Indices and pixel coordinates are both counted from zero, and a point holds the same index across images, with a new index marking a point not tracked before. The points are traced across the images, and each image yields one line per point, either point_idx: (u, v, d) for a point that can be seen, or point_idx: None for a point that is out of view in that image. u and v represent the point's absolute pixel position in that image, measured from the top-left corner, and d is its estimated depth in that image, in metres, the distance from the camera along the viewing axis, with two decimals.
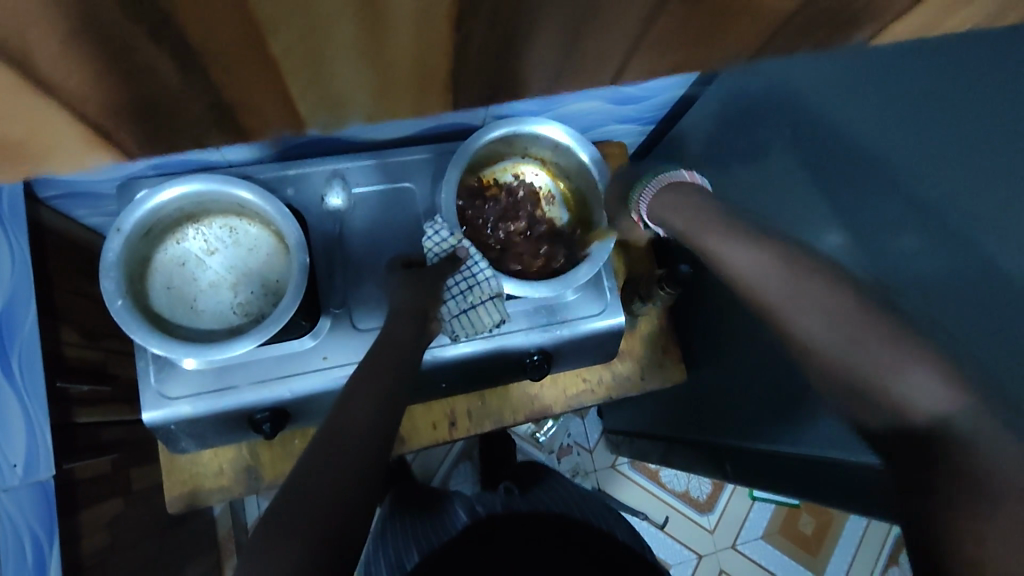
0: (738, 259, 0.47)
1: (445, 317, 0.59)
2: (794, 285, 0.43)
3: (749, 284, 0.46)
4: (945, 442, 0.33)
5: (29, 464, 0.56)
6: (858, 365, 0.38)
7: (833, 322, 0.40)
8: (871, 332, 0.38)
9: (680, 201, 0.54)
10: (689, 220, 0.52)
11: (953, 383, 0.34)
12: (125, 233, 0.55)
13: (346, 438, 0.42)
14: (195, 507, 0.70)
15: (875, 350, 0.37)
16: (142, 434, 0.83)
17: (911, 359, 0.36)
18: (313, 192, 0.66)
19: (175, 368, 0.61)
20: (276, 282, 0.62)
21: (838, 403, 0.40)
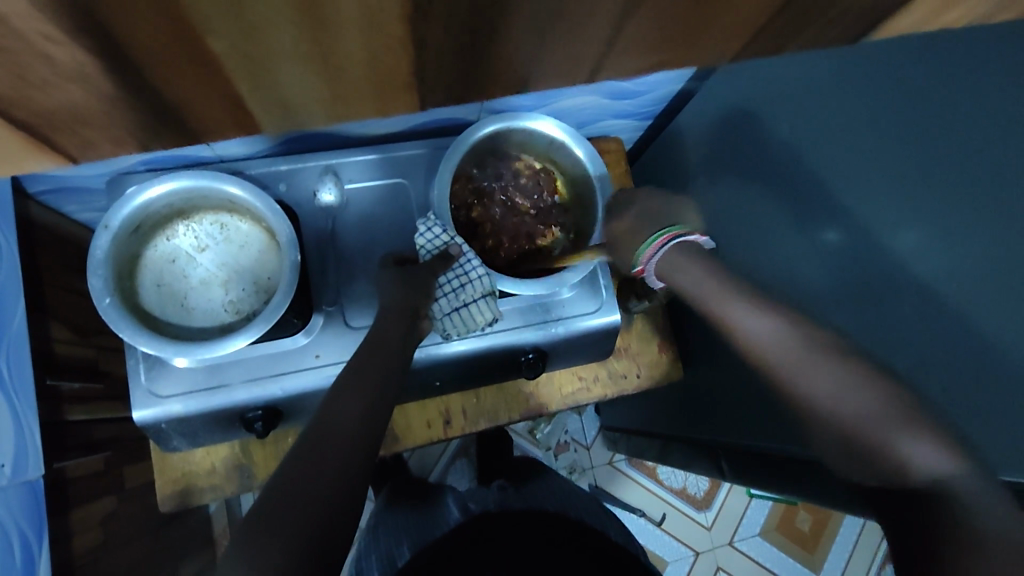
0: (738, 315, 0.47)
1: (436, 315, 0.59)
2: (800, 346, 0.43)
3: (749, 342, 0.46)
4: (948, 499, 0.34)
5: (18, 465, 0.55)
6: (865, 428, 0.39)
7: (841, 387, 0.40)
8: (879, 399, 0.39)
9: (691, 263, 0.51)
10: (701, 276, 0.50)
11: (954, 452, 0.36)
12: (113, 229, 0.54)
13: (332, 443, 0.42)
14: (187, 505, 0.70)
15: (881, 417, 0.38)
16: (135, 431, 0.83)
17: (909, 424, 0.37)
18: (306, 188, 0.66)
19: (166, 367, 0.60)
20: (268, 280, 0.61)
21: (836, 463, 0.40)
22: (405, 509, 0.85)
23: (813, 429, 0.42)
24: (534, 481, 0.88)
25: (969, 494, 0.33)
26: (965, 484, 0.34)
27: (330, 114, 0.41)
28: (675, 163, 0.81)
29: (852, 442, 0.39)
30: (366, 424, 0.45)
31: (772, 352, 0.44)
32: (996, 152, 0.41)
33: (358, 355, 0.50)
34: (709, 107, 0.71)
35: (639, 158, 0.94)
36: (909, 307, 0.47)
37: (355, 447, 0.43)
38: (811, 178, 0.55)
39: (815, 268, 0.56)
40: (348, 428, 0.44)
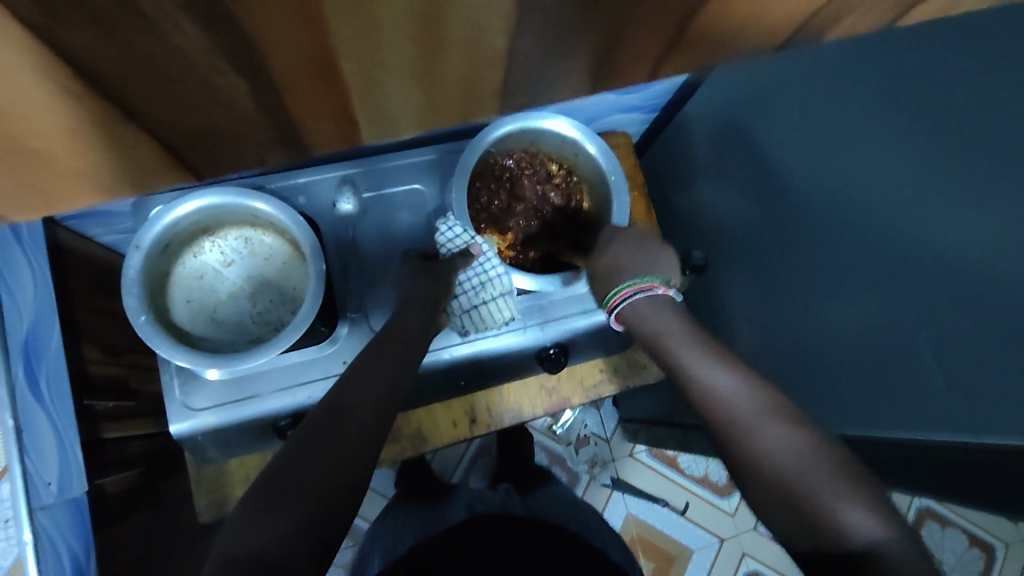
0: (698, 368, 0.47)
1: (455, 311, 0.61)
2: (755, 409, 0.43)
3: (703, 395, 0.46)
4: (878, 566, 0.34)
5: (63, 482, 0.57)
6: (803, 486, 0.38)
7: (793, 445, 0.40)
8: (820, 460, 0.39)
9: (659, 313, 0.53)
10: (667, 326, 0.51)
11: (886, 519, 0.36)
12: (144, 249, 0.56)
13: (348, 428, 0.44)
14: (223, 515, 0.71)
15: (825, 474, 0.38)
16: (168, 446, 0.85)
17: (851, 488, 0.37)
18: (325, 198, 0.67)
19: (199, 380, 0.62)
20: (293, 290, 0.62)
21: (773, 519, 0.40)
22: (414, 504, 0.86)
23: (755, 490, 0.41)
24: (537, 490, 0.89)
25: (896, 562, 0.34)
26: (894, 553, 0.34)
27: None
28: (682, 153, 0.83)
29: (791, 503, 0.39)
30: (385, 415, 0.46)
31: (731, 414, 0.44)
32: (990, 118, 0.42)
33: (378, 348, 0.52)
34: (714, 95, 0.72)
35: (646, 151, 0.95)
36: (919, 279, 0.48)
37: (378, 437, 0.45)
38: (820, 160, 0.56)
39: (826, 247, 0.57)
40: (372, 418, 0.45)
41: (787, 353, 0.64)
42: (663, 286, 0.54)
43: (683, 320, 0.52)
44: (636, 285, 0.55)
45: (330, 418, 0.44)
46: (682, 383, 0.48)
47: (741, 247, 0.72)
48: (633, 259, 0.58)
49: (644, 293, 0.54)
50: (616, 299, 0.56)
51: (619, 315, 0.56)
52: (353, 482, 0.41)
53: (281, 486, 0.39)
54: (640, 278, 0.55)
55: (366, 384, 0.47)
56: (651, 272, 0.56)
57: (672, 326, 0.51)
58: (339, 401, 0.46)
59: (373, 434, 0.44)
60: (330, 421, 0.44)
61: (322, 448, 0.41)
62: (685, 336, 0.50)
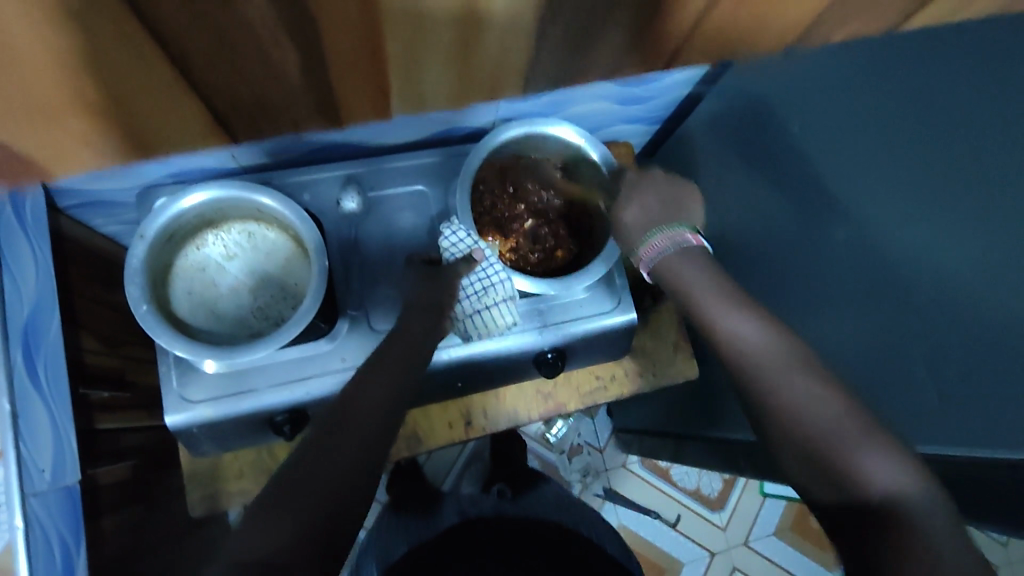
0: (727, 320, 0.49)
1: (459, 316, 0.61)
2: (781, 361, 0.45)
3: (732, 345, 0.48)
4: (903, 517, 0.38)
5: (56, 469, 0.57)
6: (830, 441, 0.41)
7: (820, 400, 0.43)
8: (847, 413, 0.42)
9: (687, 261, 0.52)
10: (693, 275, 0.52)
11: (909, 470, 0.39)
12: (147, 239, 0.56)
13: (352, 428, 0.45)
14: (215, 510, 0.71)
15: (851, 430, 0.41)
16: (160, 440, 0.84)
17: (876, 442, 0.41)
18: (330, 197, 0.68)
19: (197, 372, 0.62)
20: (295, 285, 0.63)
21: (797, 468, 0.43)
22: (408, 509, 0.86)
23: (778, 438, 0.44)
24: (530, 490, 0.89)
25: (919, 513, 0.38)
26: (917, 504, 0.38)
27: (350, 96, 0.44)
28: (684, 166, 0.83)
29: (818, 454, 0.42)
30: (388, 415, 0.47)
31: (757, 365, 0.46)
32: (997, 137, 0.43)
33: (385, 350, 0.52)
34: (718, 108, 0.73)
35: (648, 162, 0.96)
36: (917, 295, 0.48)
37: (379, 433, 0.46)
38: (821, 174, 0.57)
39: (823, 261, 0.58)
40: (376, 418, 0.46)
41: None
42: (692, 234, 0.53)
43: (711, 268, 0.52)
44: (663, 235, 0.54)
45: (335, 419, 0.45)
46: (711, 334, 0.50)
47: (740, 260, 0.72)
48: (658, 208, 0.56)
49: (672, 242, 0.53)
50: (647, 246, 0.54)
51: (648, 266, 0.55)
52: (354, 483, 0.43)
53: (289, 484, 0.41)
54: (663, 227, 0.54)
55: (371, 388, 0.48)
56: (675, 219, 0.55)
57: (700, 274, 0.52)
58: (344, 401, 0.47)
59: (376, 435, 0.46)
60: (340, 424, 0.45)
61: (328, 449, 0.43)
62: (713, 283, 0.51)
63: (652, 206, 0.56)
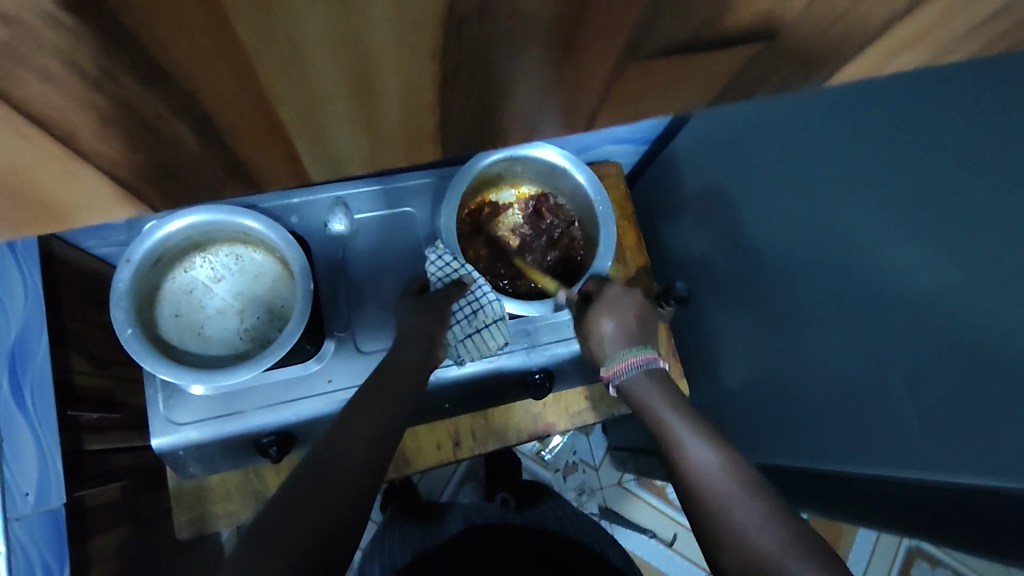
0: (696, 450, 0.46)
1: (450, 341, 0.61)
2: (738, 486, 0.42)
3: (693, 470, 0.45)
4: None
5: (40, 493, 0.57)
6: (771, 564, 0.36)
7: (765, 521, 0.38)
8: (791, 533, 0.37)
9: (654, 387, 0.54)
10: (661, 402, 0.52)
11: None
12: (134, 263, 0.57)
13: (340, 470, 0.44)
14: (203, 531, 0.71)
15: (791, 553, 0.36)
16: (149, 460, 0.84)
17: (813, 565, 0.35)
18: (317, 219, 0.68)
19: (184, 395, 0.62)
20: (281, 307, 0.63)
21: None
22: (409, 521, 0.86)
23: (725, 568, 0.38)
24: (534, 501, 0.89)
25: None
26: None
27: None
28: (673, 186, 0.83)
29: None
30: (373, 450, 0.47)
31: (702, 481, 0.43)
32: None
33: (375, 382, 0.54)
34: (704, 129, 0.73)
35: (637, 182, 0.97)
36: (897, 320, 0.48)
37: (366, 466, 0.46)
38: (800, 198, 0.57)
39: (805, 284, 0.57)
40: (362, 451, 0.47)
41: (768, 388, 0.65)
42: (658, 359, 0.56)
43: (676, 395, 0.52)
44: (637, 356, 0.57)
45: (320, 464, 0.45)
46: (677, 461, 0.47)
47: (726, 281, 0.72)
48: (635, 326, 0.60)
49: (643, 365, 0.56)
50: (619, 361, 0.57)
51: (616, 378, 0.57)
52: (351, 512, 0.42)
53: (284, 522, 0.40)
54: (636, 348, 0.57)
55: (357, 423, 0.49)
56: (646, 343, 0.59)
57: (675, 404, 0.51)
58: (330, 445, 0.47)
59: (364, 473, 0.45)
60: (325, 456, 0.46)
61: (318, 491, 0.42)
62: (681, 415, 0.50)
63: (633, 323, 0.60)
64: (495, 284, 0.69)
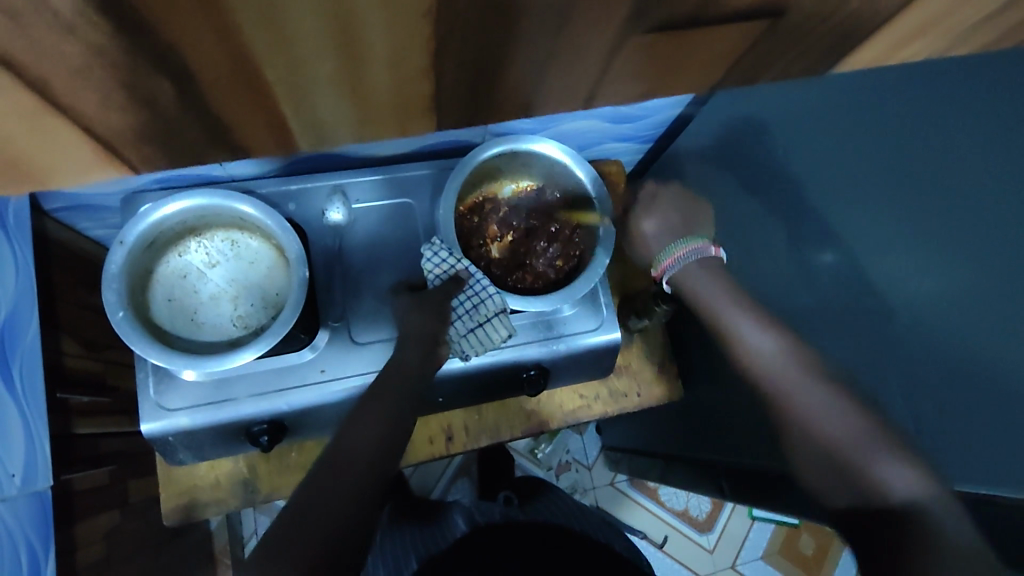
0: (754, 339, 0.53)
1: (454, 338, 0.59)
2: (802, 376, 0.50)
3: (757, 361, 0.52)
4: (917, 519, 0.40)
5: (27, 475, 0.56)
6: (845, 446, 0.45)
7: (832, 411, 0.47)
8: (859, 425, 0.45)
9: (708, 275, 0.57)
10: (716, 290, 0.57)
11: (923, 476, 0.42)
12: (128, 245, 0.56)
13: (348, 475, 0.47)
14: (191, 519, 0.71)
15: (863, 440, 0.44)
16: (138, 446, 0.83)
17: (888, 454, 0.43)
18: (315, 207, 0.67)
19: (175, 381, 0.61)
20: (276, 295, 0.62)
21: (818, 478, 0.47)
22: (411, 522, 0.87)
23: (803, 448, 0.48)
24: (536, 497, 0.89)
25: (936, 514, 0.40)
26: (932, 507, 0.40)
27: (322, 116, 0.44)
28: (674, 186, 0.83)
29: (834, 459, 0.46)
30: (378, 451, 0.49)
31: (768, 369, 0.51)
32: None
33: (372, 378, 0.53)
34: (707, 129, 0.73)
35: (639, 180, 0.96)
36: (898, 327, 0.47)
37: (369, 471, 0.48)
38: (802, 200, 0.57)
39: (805, 288, 0.57)
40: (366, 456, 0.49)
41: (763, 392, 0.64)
42: (711, 246, 0.58)
43: (730, 281, 0.57)
44: (681, 249, 0.59)
45: (329, 468, 0.48)
46: (739, 352, 0.54)
47: None
48: (678, 219, 0.61)
49: (690, 256, 0.58)
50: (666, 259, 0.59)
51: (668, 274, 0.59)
52: (357, 515, 0.46)
53: (294, 529, 0.44)
54: (688, 238, 0.59)
55: (364, 421, 0.50)
56: (693, 232, 0.60)
57: (731, 293, 0.56)
58: (338, 444, 0.49)
59: (370, 476, 0.48)
60: (333, 458, 0.48)
61: (326, 501, 0.46)
62: (732, 299, 0.56)
63: (673, 217, 0.61)
64: (496, 279, 0.68)
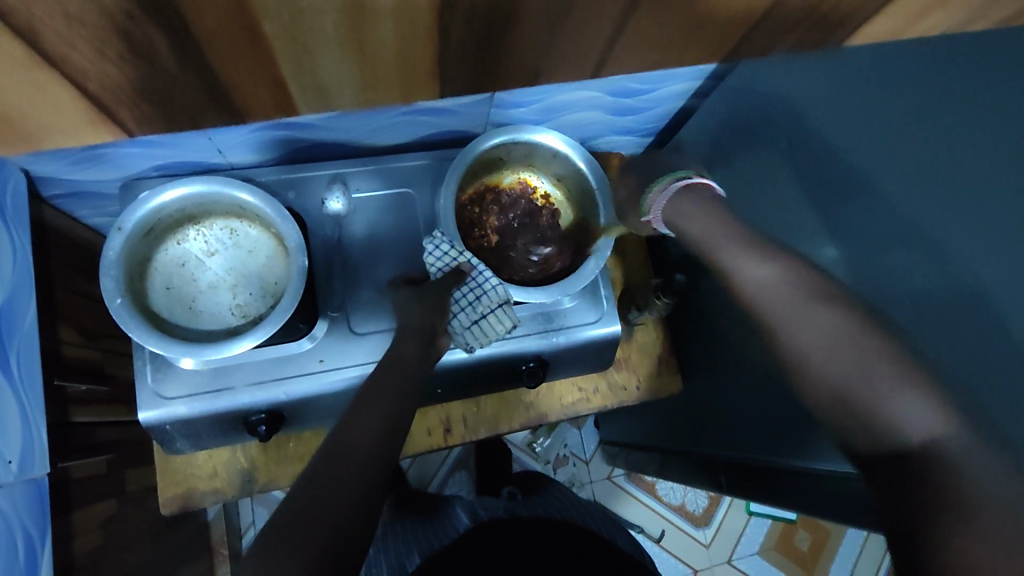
0: (753, 270, 0.45)
1: (456, 330, 0.59)
2: (800, 303, 0.43)
3: (762, 293, 0.44)
4: (932, 462, 0.34)
5: (23, 462, 0.56)
6: (855, 386, 0.38)
7: (835, 342, 0.40)
8: (872, 353, 0.39)
9: (698, 203, 0.50)
10: (701, 219, 0.49)
11: (945, 410, 0.35)
12: (125, 232, 0.56)
13: (352, 465, 0.46)
14: (188, 508, 0.71)
15: (879, 370, 0.38)
16: (135, 436, 0.83)
17: (905, 386, 0.37)
18: (315, 197, 0.67)
19: (173, 369, 0.61)
20: (275, 284, 0.62)
21: (831, 425, 0.40)
22: (412, 518, 0.86)
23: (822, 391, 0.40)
24: (538, 491, 0.88)
25: (957, 455, 0.33)
26: (953, 448, 0.34)
27: (325, 92, 0.44)
28: None
29: (846, 397, 0.39)
30: (382, 440, 0.48)
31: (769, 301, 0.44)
32: None
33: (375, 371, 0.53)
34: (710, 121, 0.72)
35: None
36: None
37: (371, 457, 0.47)
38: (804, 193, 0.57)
39: None
40: (367, 443, 0.47)
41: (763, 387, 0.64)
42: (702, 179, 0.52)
43: (717, 205, 0.50)
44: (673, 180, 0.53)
45: (331, 456, 0.46)
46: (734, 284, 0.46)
47: None
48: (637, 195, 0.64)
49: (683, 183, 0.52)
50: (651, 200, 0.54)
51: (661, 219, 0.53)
52: (362, 506, 0.44)
53: (294, 519, 0.41)
54: (674, 173, 0.53)
55: (367, 410, 0.50)
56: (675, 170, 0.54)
57: (714, 215, 0.49)
58: (338, 434, 0.48)
59: (374, 465, 0.46)
60: (336, 447, 0.47)
61: (327, 487, 0.44)
62: (724, 226, 0.48)
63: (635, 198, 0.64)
64: (498, 270, 0.68)
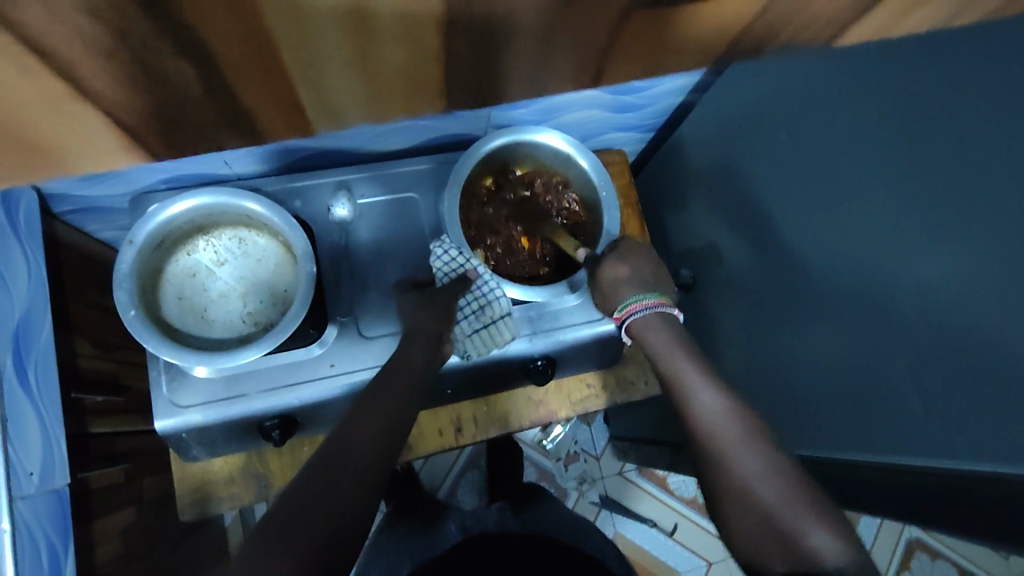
0: (704, 396, 0.51)
1: (458, 337, 0.60)
2: (737, 431, 0.49)
3: (705, 419, 0.50)
4: None
5: (44, 473, 0.57)
6: (781, 514, 0.45)
7: (777, 478, 0.46)
8: (783, 479, 0.46)
9: (660, 328, 0.56)
10: (665, 343, 0.55)
11: (844, 542, 0.43)
12: (137, 245, 0.57)
13: (354, 467, 0.47)
14: (205, 514, 0.72)
15: (796, 507, 0.45)
16: (153, 444, 0.85)
17: (817, 521, 0.44)
18: (321, 203, 0.68)
19: (187, 377, 0.62)
20: (285, 291, 0.63)
21: (744, 539, 0.47)
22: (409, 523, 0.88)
23: (737, 513, 0.47)
24: (533, 502, 0.89)
25: None
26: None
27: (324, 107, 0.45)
28: (677, 174, 0.83)
29: (770, 528, 0.45)
30: (385, 441, 0.49)
31: (704, 421, 0.50)
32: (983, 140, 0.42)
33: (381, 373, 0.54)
34: (709, 116, 0.73)
35: (643, 169, 0.96)
36: (901, 308, 0.47)
37: (374, 459, 0.48)
38: (804, 184, 0.57)
39: (808, 271, 0.57)
40: (373, 445, 0.48)
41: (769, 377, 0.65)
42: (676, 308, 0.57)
43: (677, 334, 0.55)
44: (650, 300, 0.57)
45: (332, 457, 0.47)
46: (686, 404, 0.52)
47: (728, 270, 0.72)
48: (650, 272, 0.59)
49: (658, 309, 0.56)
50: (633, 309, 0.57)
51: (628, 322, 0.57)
52: (361, 506, 0.45)
53: (293, 519, 0.42)
54: (652, 294, 0.57)
55: (371, 414, 0.51)
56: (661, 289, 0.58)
57: (666, 340, 0.55)
58: (343, 437, 0.49)
59: (376, 466, 0.47)
60: (338, 449, 0.47)
61: (325, 489, 0.45)
62: (682, 347, 0.54)
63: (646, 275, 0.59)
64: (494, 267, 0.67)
